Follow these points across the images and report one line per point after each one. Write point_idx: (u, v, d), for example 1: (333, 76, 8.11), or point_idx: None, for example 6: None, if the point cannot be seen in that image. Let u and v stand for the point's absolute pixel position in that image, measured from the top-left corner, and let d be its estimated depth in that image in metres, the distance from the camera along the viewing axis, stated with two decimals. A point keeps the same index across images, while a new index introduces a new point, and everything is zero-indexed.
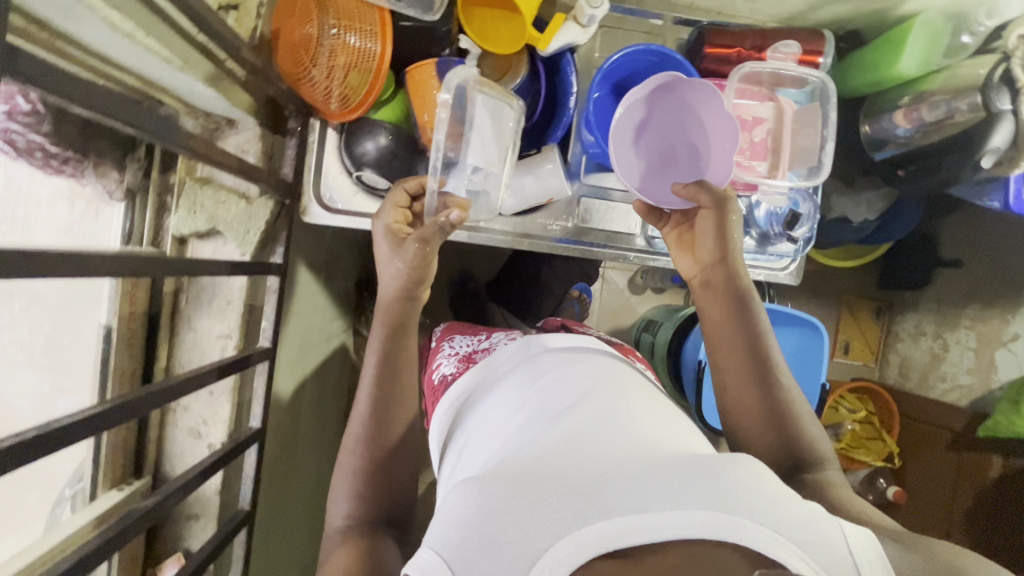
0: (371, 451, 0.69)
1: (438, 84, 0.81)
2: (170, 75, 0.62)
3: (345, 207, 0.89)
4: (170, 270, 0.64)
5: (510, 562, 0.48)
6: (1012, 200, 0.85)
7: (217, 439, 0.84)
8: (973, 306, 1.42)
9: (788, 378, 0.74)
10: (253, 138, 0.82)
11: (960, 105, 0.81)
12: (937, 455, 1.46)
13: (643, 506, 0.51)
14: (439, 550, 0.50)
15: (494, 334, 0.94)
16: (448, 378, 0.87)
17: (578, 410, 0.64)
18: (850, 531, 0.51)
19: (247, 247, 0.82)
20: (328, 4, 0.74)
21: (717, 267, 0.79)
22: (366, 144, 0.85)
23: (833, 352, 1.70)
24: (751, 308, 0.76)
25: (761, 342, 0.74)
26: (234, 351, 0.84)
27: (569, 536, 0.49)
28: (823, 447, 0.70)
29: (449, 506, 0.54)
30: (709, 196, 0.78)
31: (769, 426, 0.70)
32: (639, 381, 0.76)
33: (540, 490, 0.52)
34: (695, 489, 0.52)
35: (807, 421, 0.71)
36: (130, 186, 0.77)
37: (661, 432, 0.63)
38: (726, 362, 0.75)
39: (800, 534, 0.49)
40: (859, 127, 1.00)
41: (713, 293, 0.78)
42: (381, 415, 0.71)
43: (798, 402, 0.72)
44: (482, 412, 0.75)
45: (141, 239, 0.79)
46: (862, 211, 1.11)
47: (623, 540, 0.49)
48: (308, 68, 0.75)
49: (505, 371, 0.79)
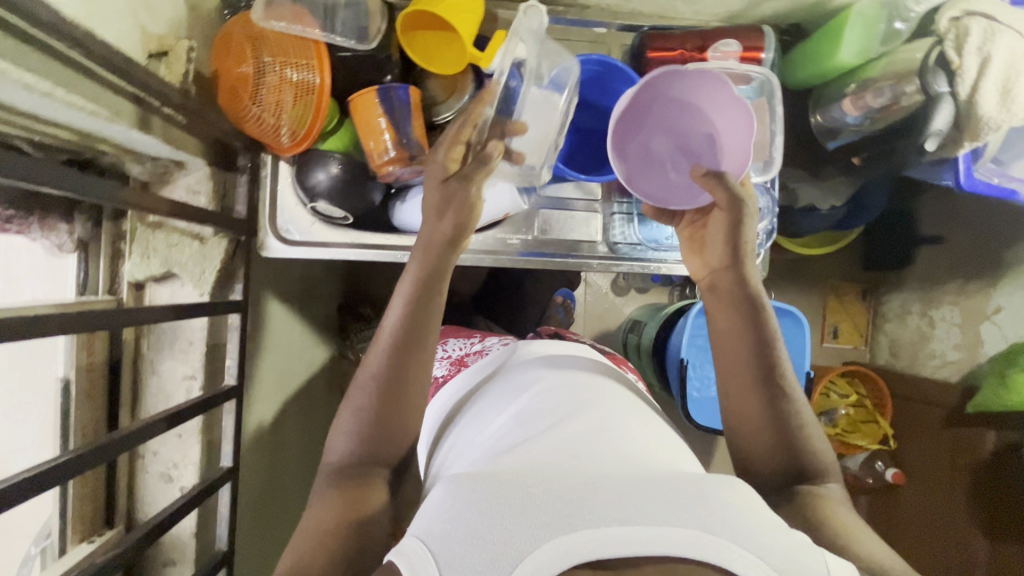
0: (373, 418, 0.65)
1: (382, 112, 0.80)
2: (103, 126, 0.62)
3: (304, 238, 0.89)
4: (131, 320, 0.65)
5: (492, 560, 0.46)
6: (963, 178, 0.86)
7: (189, 481, 0.84)
8: (955, 281, 1.41)
9: (797, 390, 0.72)
10: (203, 178, 0.83)
11: (904, 89, 0.82)
12: (933, 438, 1.42)
13: (630, 519, 0.48)
14: (425, 542, 0.49)
15: (487, 338, 0.99)
16: (441, 381, 0.93)
17: (577, 431, 0.64)
18: (834, 562, 0.48)
19: (204, 287, 0.83)
20: (262, 43, 0.74)
21: (726, 271, 0.78)
22: (319, 174, 0.85)
23: (823, 337, 1.65)
24: (763, 313, 0.75)
25: (772, 348, 0.72)
26: (200, 392, 0.84)
27: (557, 541, 0.46)
28: (825, 461, 0.69)
29: (437, 502, 0.53)
30: (722, 193, 0.76)
31: (773, 429, 0.69)
32: (627, 400, 0.76)
33: (529, 492, 0.51)
34: (685, 508, 0.49)
35: (811, 433, 0.70)
36: (82, 237, 0.77)
37: (646, 451, 0.64)
38: (728, 362, 0.74)
39: (786, 562, 0.47)
40: (810, 117, 1.00)
41: (719, 297, 0.77)
42: (393, 386, 0.66)
43: (805, 414, 0.70)
44: (475, 427, 0.73)
45: (97, 288, 0.79)
46: (829, 199, 1.11)
47: (607, 550, 0.46)
48: (247, 106, 0.76)
49: (499, 389, 0.78)
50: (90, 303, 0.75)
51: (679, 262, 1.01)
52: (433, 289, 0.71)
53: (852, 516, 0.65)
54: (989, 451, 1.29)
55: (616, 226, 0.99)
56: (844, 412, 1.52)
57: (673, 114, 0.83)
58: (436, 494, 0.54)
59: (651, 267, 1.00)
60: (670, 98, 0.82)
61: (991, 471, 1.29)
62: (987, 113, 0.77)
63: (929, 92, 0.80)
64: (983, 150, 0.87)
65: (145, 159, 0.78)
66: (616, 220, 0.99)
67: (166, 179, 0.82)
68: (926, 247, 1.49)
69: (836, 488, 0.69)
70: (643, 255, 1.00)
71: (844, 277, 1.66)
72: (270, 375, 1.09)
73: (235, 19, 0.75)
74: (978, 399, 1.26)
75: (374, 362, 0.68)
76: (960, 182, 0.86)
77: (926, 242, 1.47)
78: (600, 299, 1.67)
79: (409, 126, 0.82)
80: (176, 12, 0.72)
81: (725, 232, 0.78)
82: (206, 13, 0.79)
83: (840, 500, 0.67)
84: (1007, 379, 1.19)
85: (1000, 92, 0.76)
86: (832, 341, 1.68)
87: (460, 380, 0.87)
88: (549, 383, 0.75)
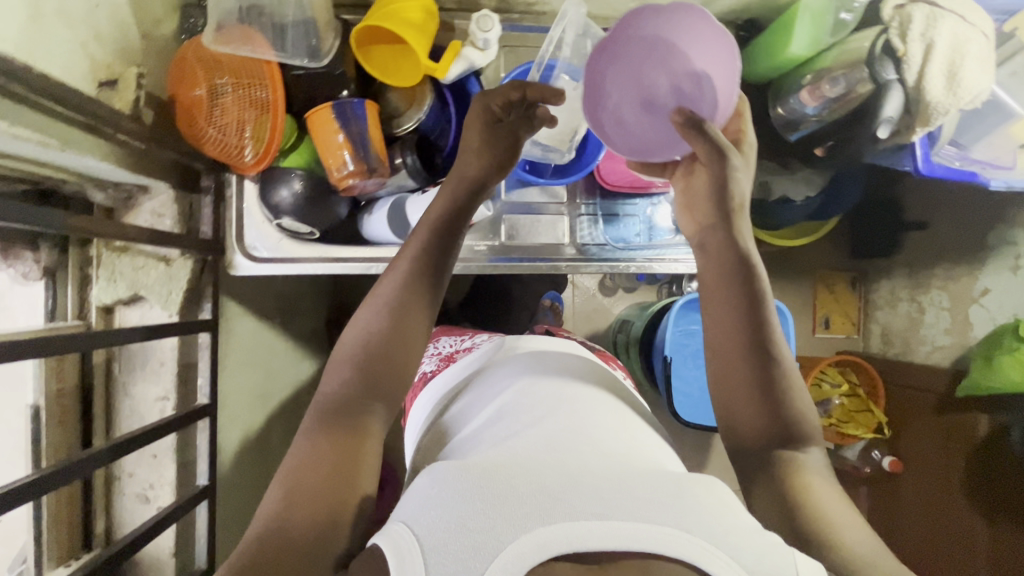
0: (362, 382, 0.65)
1: (337, 127, 0.83)
2: (54, 154, 0.64)
3: (271, 254, 0.89)
4: (94, 344, 0.66)
5: (472, 548, 0.46)
6: (921, 164, 0.87)
7: (165, 501, 0.86)
8: (942, 265, 1.37)
9: (784, 353, 0.69)
10: (168, 202, 0.84)
11: (857, 79, 0.83)
12: (927, 425, 1.39)
13: (608, 514, 0.48)
14: (410, 527, 0.49)
15: (477, 335, 0.96)
16: (427, 375, 0.90)
17: (559, 431, 0.65)
18: (802, 560, 0.48)
19: (172, 307, 0.84)
20: (215, 65, 0.76)
21: (715, 229, 0.73)
22: (282, 192, 0.86)
23: (815, 328, 1.60)
24: (752, 276, 0.70)
25: (758, 308, 0.69)
26: (172, 411, 0.85)
27: (534, 533, 0.46)
28: (811, 424, 0.66)
29: (423, 487, 0.53)
30: (704, 143, 0.67)
31: (759, 397, 0.66)
32: (612, 400, 0.76)
33: (513, 483, 0.51)
34: (662, 505, 0.50)
35: (797, 400, 0.67)
36: (48, 265, 0.78)
37: (630, 453, 0.64)
38: (714, 327, 0.70)
39: (756, 563, 0.47)
40: (771, 110, 0.99)
41: (707, 257, 0.73)
42: (393, 366, 0.67)
43: (790, 377, 0.67)
44: (461, 430, 0.72)
45: (66, 313, 0.80)
46: (801, 188, 1.12)
47: (585, 543, 0.46)
48: (203, 128, 0.77)
49: (487, 391, 0.77)
50: (58, 328, 0.76)
51: (650, 260, 1.00)
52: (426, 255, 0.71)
53: (827, 482, 0.63)
54: (982, 437, 1.26)
55: (583, 227, 0.99)
56: (838, 401, 1.47)
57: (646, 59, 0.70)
58: (421, 484, 0.54)
59: (620, 266, 0.99)
60: (637, 42, 0.69)
61: (983, 460, 1.25)
62: (935, 98, 0.79)
63: (878, 80, 0.81)
64: (939, 134, 0.88)
65: (107, 185, 0.79)
66: (582, 222, 1.00)
67: (130, 203, 0.83)
68: (913, 232, 1.44)
69: (819, 456, 0.66)
70: (612, 255, 0.99)
71: (830, 267, 1.60)
72: (245, 393, 1.08)
73: (188, 43, 0.76)
74: (970, 382, 1.23)
75: (367, 321, 0.68)
76: (918, 168, 0.87)
77: (912, 227, 1.44)
78: (589, 300, 1.58)
79: (365, 138, 0.84)
80: (128, 41, 0.73)
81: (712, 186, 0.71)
82: (161, 39, 0.80)
83: (819, 469, 0.64)
84: (992, 361, 1.18)
85: (946, 77, 0.78)
86: (824, 332, 1.62)
87: (449, 372, 0.86)
88: (535, 387, 0.74)
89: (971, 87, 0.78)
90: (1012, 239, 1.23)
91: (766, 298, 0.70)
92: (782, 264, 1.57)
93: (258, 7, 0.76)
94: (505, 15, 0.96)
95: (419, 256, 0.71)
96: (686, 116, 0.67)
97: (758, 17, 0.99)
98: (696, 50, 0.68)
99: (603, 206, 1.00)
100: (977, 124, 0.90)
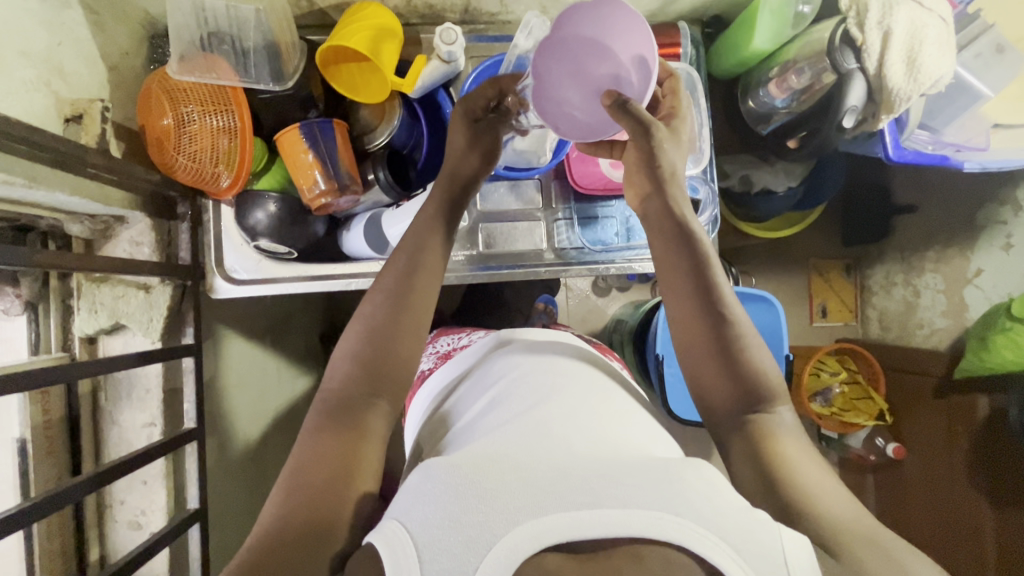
0: (363, 381, 0.64)
1: (307, 147, 0.84)
2: (24, 191, 0.66)
3: (251, 276, 0.89)
4: (83, 373, 0.68)
5: (466, 543, 0.47)
6: (891, 150, 0.88)
7: (156, 526, 0.87)
8: (934, 247, 1.35)
9: (737, 310, 0.70)
10: (145, 230, 0.84)
11: (820, 69, 0.83)
12: (930, 410, 1.33)
13: (598, 502, 0.48)
14: (404, 523, 0.49)
15: (475, 333, 0.95)
16: (425, 373, 0.90)
17: (546, 415, 0.65)
18: (789, 540, 0.48)
19: (153, 334, 0.85)
20: (179, 95, 0.78)
21: (652, 198, 0.75)
22: (257, 215, 0.87)
23: (812, 317, 1.57)
24: (699, 249, 0.72)
25: (706, 273, 0.70)
26: (160, 437, 0.86)
27: (527, 525, 0.47)
28: (776, 381, 0.67)
29: (414, 485, 0.54)
30: (632, 123, 0.66)
31: (720, 363, 0.68)
32: (606, 384, 0.76)
33: (504, 479, 0.51)
34: (650, 490, 0.50)
35: (761, 361, 0.68)
36: (29, 299, 0.80)
37: (624, 439, 0.63)
38: (673, 301, 0.71)
39: (750, 547, 0.46)
40: (742, 104, 1.01)
41: (649, 226, 0.75)
42: (388, 359, 0.66)
43: (745, 334, 0.69)
44: (450, 422, 0.73)
45: (50, 347, 0.81)
46: (782, 179, 1.11)
47: (575, 532, 0.47)
48: (172, 155, 0.78)
49: (475, 380, 0.77)
50: (41, 361, 0.78)
51: (630, 260, 1.00)
52: (418, 257, 0.72)
53: (798, 444, 0.63)
54: (983, 420, 1.21)
55: (560, 232, 1.00)
56: (838, 389, 1.42)
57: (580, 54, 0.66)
58: (412, 482, 0.54)
59: (601, 268, 0.99)
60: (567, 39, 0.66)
61: (986, 442, 1.20)
62: (896, 84, 0.79)
63: (840, 69, 0.81)
64: (906, 119, 0.87)
65: (83, 218, 0.80)
66: (559, 227, 1.00)
67: (108, 234, 0.84)
68: (903, 215, 1.43)
69: (791, 416, 0.67)
70: (592, 257, 1.00)
71: (822, 255, 1.57)
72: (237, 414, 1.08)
73: (153, 76, 0.79)
74: (962, 365, 1.22)
75: (368, 319, 0.68)
76: (889, 154, 0.89)
77: (902, 211, 1.41)
78: (584, 301, 1.56)
79: (334, 157, 0.86)
80: (94, 78, 0.75)
81: (641, 157, 0.73)
82: (129, 71, 0.82)
83: (790, 430, 0.65)
84: (987, 341, 1.15)
85: (905, 63, 0.78)
86: (822, 321, 1.58)
87: (441, 368, 0.86)
88: (518, 371, 0.74)
89: (932, 73, 0.77)
90: (1002, 216, 1.21)
91: (714, 263, 0.72)
92: (777, 255, 1.55)
93: (220, 33, 0.78)
94: (470, 26, 0.97)
95: (410, 260, 0.71)
96: (614, 98, 0.65)
97: (722, 12, 1.00)
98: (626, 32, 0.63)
99: (579, 210, 1.01)
100: (946, 106, 0.90)
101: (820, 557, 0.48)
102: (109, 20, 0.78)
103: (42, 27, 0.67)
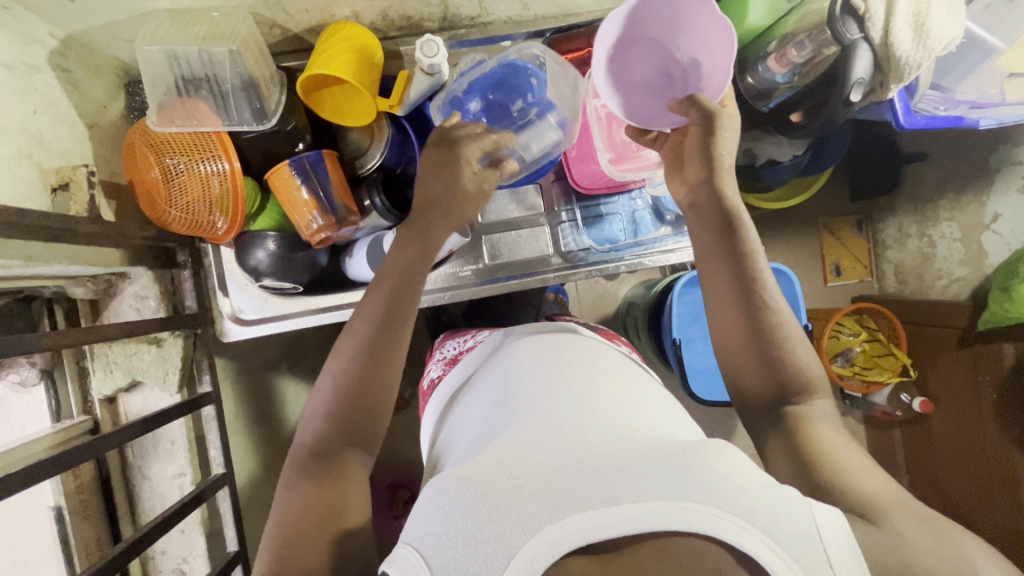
0: (362, 384, 0.63)
1: (300, 183, 0.82)
2: (21, 270, 0.66)
3: (260, 315, 0.88)
4: (116, 440, 0.68)
5: (482, 559, 0.45)
6: (902, 117, 0.88)
7: (201, 571, 0.90)
8: (948, 195, 1.31)
9: (778, 298, 0.67)
10: (148, 283, 0.83)
11: (822, 40, 0.81)
12: (954, 363, 1.30)
13: (616, 498, 0.47)
14: (419, 549, 0.48)
15: (480, 332, 0.93)
16: (434, 380, 0.88)
17: (556, 405, 0.62)
18: (821, 515, 0.47)
19: (171, 388, 0.86)
20: (166, 147, 0.76)
21: (703, 187, 0.72)
22: (257, 254, 0.85)
23: (826, 278, 1.52)
24: (737, 235, 0.69)
25: (747, 258, 0.68)
26: (190, 486, 0.88)
27: (544, 532, 0.45)
28: (812, 371, 0.65)
29: (427, 502, 0.52)
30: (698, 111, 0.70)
31: (751, 348, 0.66)
32: (611, 357, 0.75)
33: (517, 485, 0.50)
34: (666, 480, 0.48)
35: (786, 323, 0.66)
36: (44, 367, 0.80)
37: (638, 418, 0.61)
38: (713, 284, 0.69)
39: (790, 535, 0.45)
40: (741, 81, 0.97)
41: (698, 216, 0.72)
42: (376, 363, 0.64)
43: (786, 323, 0.66)
44: (462, 422, 0.71)
45: (72, 412, 0.83)
46: (787, 149, 1.06)
47: (596, 533, 0.45)
48: (166, 210, 0.77)
49: (486, 383, 0.74)
50: (67, 429, 0.79)
51: (640, 256, 0.96)
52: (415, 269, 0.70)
53: (840, 427, 0.61)
54: (1006, 372, 1.17)
55: (565, 234, 0.97)
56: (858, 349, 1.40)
57: (652, 51, 0.77)
58: (426, 499, 0.53)
59: (610, 267, 0.96)
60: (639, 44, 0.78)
61: (1008, 391, 1.17)
62: (905, 53, 0.76)
63: (843, 41, 0.78)
64: (916, 84, 0.85)
65: (85, 280, 0.80)
66: (564, 229, 0.97)
67: (112, 291, 0.84)
68: (913, 165, 1.38)
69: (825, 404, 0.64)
70: (599, 257, 0.97)
71: (832, 210, 1.51)
72: (255, 444, 1.08)
73: (135, 130, 0.77)
74: (987, 316, 1.18)
75: (355, 332, 0.65)
76: (900, 123, 0.88)
77: (911, 160, 1.37)
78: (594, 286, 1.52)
79: (328, 190, 0.84)
80: (77, 143, 0.74)
81: (699, 147, 0.71)
82: (110, 125, 0.80)
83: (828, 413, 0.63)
84: (1010, 292, 1.11)
85: (913, 28, 0.75)
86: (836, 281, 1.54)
87: (449, 376, 0.84)
88: (526, 364, 0.72)
89: (941, 37, 0.74)
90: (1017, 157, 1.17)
91: (756, 249, 0.69)
92: (788, 220, 1.50)
93: (196, 78, 0.76)
94: (450, 31, 0.93)
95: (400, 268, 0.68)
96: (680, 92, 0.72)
97: None
98: (711, 50, 0.73)
99: (582, 210, 0.98)
100: (958, 64, 0.87)
101: (857, 528, 0.48)
102: (82, 77, 0.76)
103: (13, 99, 0.65)
